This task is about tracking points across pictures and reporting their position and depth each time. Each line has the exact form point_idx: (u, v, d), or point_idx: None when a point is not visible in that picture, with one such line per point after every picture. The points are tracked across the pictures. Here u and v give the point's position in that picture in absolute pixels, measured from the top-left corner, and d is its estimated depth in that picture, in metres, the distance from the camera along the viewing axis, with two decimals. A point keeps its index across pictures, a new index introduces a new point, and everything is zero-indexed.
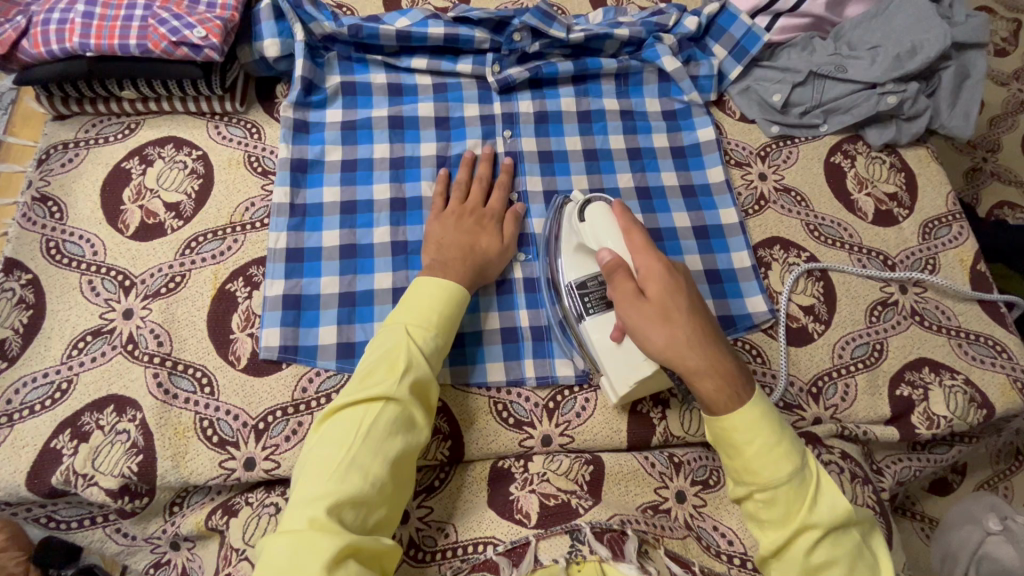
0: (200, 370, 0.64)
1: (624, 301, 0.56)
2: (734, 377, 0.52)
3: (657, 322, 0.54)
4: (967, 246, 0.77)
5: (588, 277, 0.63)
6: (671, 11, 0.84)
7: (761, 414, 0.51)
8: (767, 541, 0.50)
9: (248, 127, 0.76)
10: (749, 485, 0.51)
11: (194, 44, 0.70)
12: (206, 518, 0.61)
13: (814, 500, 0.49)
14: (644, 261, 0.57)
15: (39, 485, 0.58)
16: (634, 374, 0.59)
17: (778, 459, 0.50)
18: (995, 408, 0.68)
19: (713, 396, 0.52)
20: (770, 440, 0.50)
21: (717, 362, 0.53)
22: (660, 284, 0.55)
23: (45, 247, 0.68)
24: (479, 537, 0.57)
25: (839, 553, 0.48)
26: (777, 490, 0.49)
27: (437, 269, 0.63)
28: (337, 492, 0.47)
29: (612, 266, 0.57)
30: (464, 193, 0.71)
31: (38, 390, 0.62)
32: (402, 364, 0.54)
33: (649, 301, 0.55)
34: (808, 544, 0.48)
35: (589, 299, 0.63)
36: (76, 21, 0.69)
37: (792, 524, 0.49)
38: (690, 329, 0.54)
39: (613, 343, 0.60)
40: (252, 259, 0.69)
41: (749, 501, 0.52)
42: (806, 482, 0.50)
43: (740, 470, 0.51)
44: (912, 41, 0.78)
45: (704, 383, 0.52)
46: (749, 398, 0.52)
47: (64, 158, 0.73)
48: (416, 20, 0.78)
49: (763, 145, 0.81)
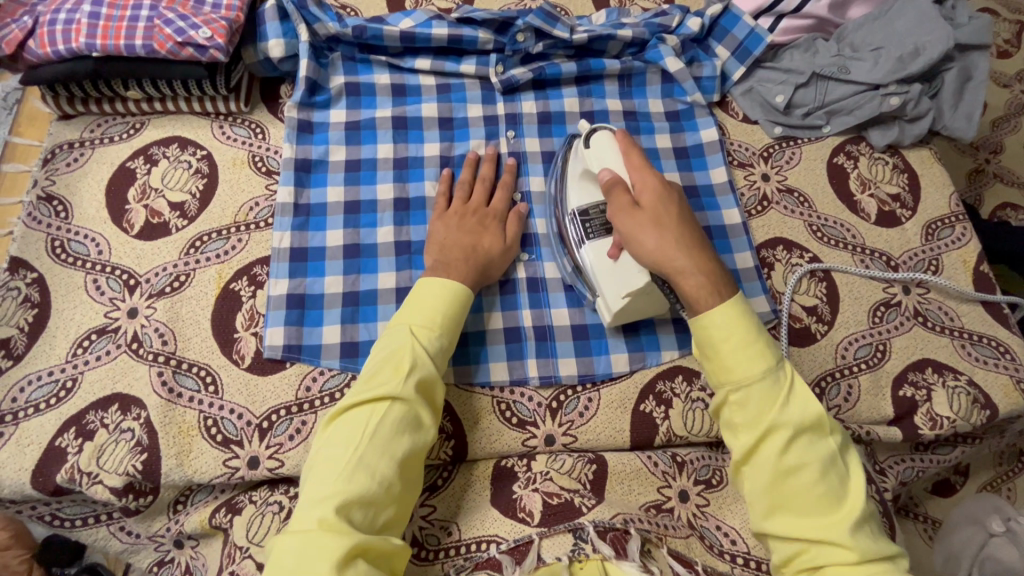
0: (204, 369, 0.64)
1: (619, 211, 0.58)
2: (717, 277, 0.55)
3: (649, 226, 0.57)
4: (970, 247, 0.77)
5: (591, 204, 0.64)
6: (674, 13, 0.84)
7: (742, 311, 0.53)
8: (738, 445, 0.51)
9: (253, 128, 0.77)
10: (722, 384, 0.52)
11: (199, 44, 0.70)
12: (209, 517, 0.61)
13: (785, 399, 0.50)
14: (640, 176, 0.59)
15: (44, 484, 0.58)
16: (625, 288, 0.60)
17: (753, 355, 0.51)
18: (999, 408, 0.68)
19: (696, 293, 0.54)
20: (748, 336, 0.52)
21: (704, 264, 0.55)
22: (654, 193, 0.58)
23: (50, 246, 0.69)
24: (482, 536, 0.57)
25: (809, 456, 0.49)
26: (749, 386, 0.50)
27: (440, 269, 0.63)
28: (344, 493, 0.48)
29: (610, 180, 0.60)
30: (467, 193, 0.72)
31: (43, 389, 0.62)
32: (407, 364, 0.54)
33: (642, 210, 0.58)
34: (779, 445, 0.49)
35: (590, 225, 0.64)
36: (83, 22, 0.69)
37: (763, 424, 0.49)
38: (680, 235, 0.56)
39: (610, 262, 0.61)
40: (256, 258, 0.70)
41: (723, 405, 0.52)
42: (780, 381, 0.51)
43: (716, 369, 0.53)
44: (915, 43, 0.78)
45: (688, 280, 0.55)
46: (731, 297, 0.54)
47: (69, 157, 0.73)
48: (420, 21, 0.78)
49: (766, 145, 0.82)
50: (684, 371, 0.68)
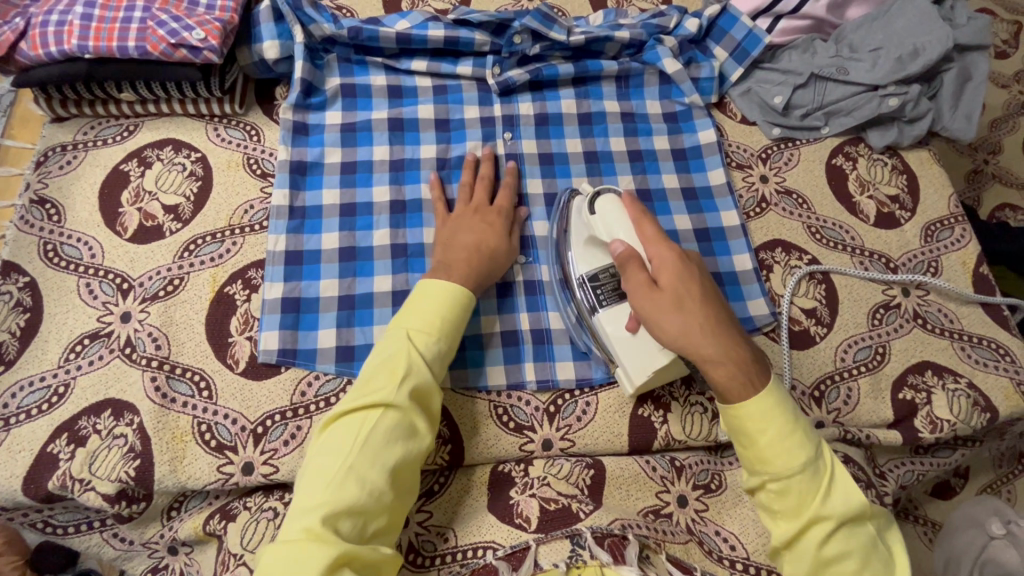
0: (198, 374, 0.63)
1: (637, 293, 0.56)
2: (747, 365, 0.53)
3: (671, 310, 0.55)
4: (969, 248, 0.77)
5: (600, 269, 0.63)
6: (672, 13, 0.83)
7: (774, 402, 0.52)
8: (779, 533, 0.51)
9: (248, 130, 0.76)
10: (761, 475, 0.51)
11: (193, 46, 0.69)
12: (204, 523, 0.60)
13: (827, 491, 0.50)
14: (656, 252, 0.57)
15: (36, 490, 0.58)
16: (650, 364, 0.59)
17: (793, 448, 0.50)
18: (999, 411, 0.68)
19: (727, 383, 0.53)
20: (786, 426, 0.51)
21: (730, 349, 0.53)
22: (673, 273, 0.56)
23: (43, 250, 0.68)
24: (479, 542, 0.57)
25: (852, 546, 0.49)
26: (791, 480, 0.50)
27: (441, 271, 0.62)
28: (333, 502, 0.47)
29: (625, 255, 0.58)
30: (468, 193, 0.71)
31: (35, 394, 0.61)
32: (402, 370, 0.54)
33: (662, 291, 0.55)
34: (820, 537, 0.49)
35: (601, 292, 0.63)
36: (75, 23, 0.68)
37: (804, 517, 0.49)
38: (704, 317, 0.54)
39: (628, 334, 0.60)
40: (251, 262, 0.69)
41: (762, 494, 0.52)
42: (820, 472, 0.50)
43: (754, 461, 0.52)
44: (913, 43, 0.77)
45: (717, 370, 0.53)
46: (762, 386, 0.52)
47: (62, 160, 0.73)
48: (416, 22, 0.78)
49: (764, 147, 0.81)
50: (682, 374, 0.67)
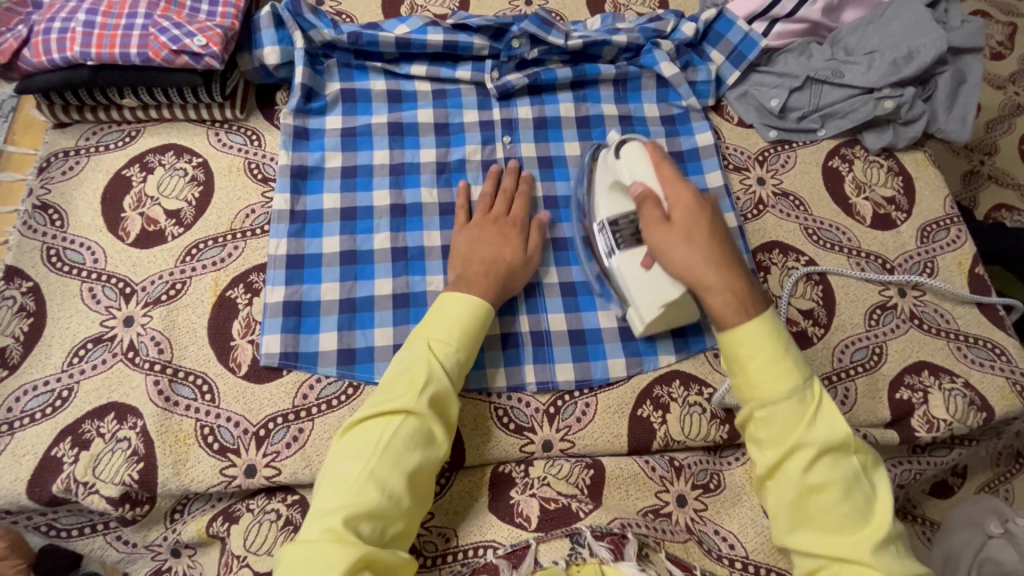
0: (200, 378, 0.64)
1: (649, 225, 0.58)
2: (746, 298, 0.54)
3: (679, 241, 0.57)
4: (965, 249, 0.77)
5: (621, 214, 0.64)
6: (669, 17, 0.84)
7: (769, 330, 0.52)
8: (763, 460, 0.51)
9: (248, 135, 0.77)
10: (749, 402, 0.52)
11: (194, 52, 0.70)
12: (206, 525, 0.61)
13: (812, 419, 0.50)
14: (673, 191, 0.59)
15: (40, 494, 0.58)
16: (660, 300, 0.60)
17: (781, 374, 0.51)
18: (995, 410, 0.68)
19: (723, 311, 0.54)
20: (776, 355, 0.51)
21: (733, 283, 0.55)
22: (686, 209, 0.58)
23: (46, 255, 0.69)
24: (479, 541, 0.57)
25: (835, 475, 0.49)
26: (776, 404, 0.51)
27: (459, 286, 0.62)
28: (352, 505, 0.48)
29: (642, 194, 0.60)
30: (488, 203, 0.71)
31: (39, 398, 0.62)
32: (422, 378, 0.54)
33: (674, 225, 0.57)
34: (803, 463, 0.49)
35: (620, 235, 0.64)
36: (77, 30, 0.69)
37: (787, 442, 0.50)
38: (710, 252, 0.56)
39: (642, 271, 0.61)
40: (252, 266, 0.69)
41: (750, 422, 0.53)
42: (807, 400, 0.51)
43: (743, 385, 0.53)
44: (908, 46, 0.78)
45: (715, 298, 0.54)
46: (759, 316, 0.53)
47: (65, 166, 0.73)
48: (415, 27, 0.78)
49: (761, 149, 0.82)
50: (681, 375, 0.68)
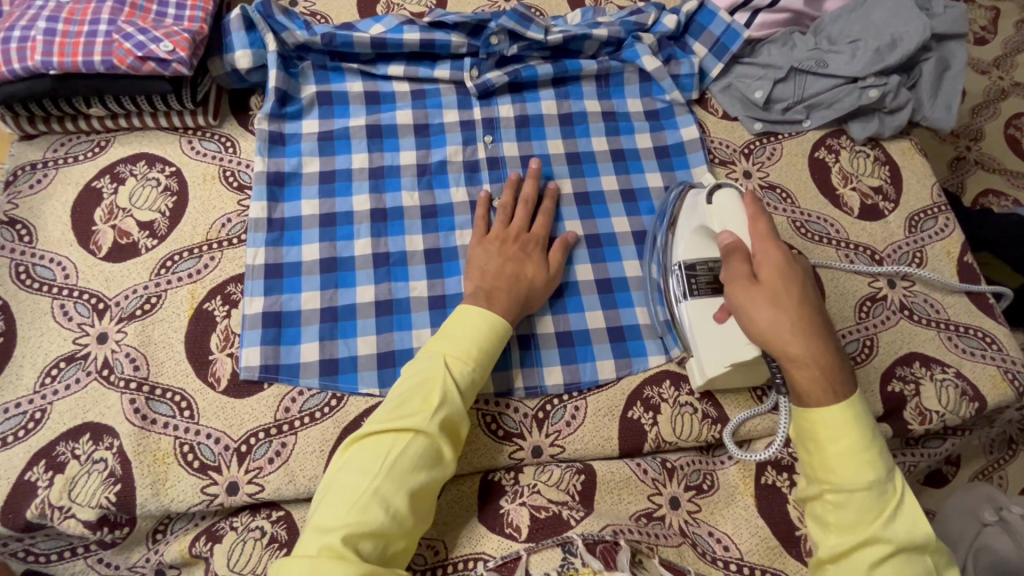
0: (178, 394, 0.62)
1: (736, 284, 0.57)
2: (834, 373, 0.52)
3: (764, 303, 0.54)
4: (954, 237, 0.77)
5: (700, 261, 0.64)
6: (650, 10, 0.83)
7: (857, 416, 0.50)
8: (829, 544, 0.50)
9: (223, 142, 0.75)
10: (822, 484, 0.51)
11: (161, 58, 0.68)
12: (189, 546, 0.59)
13: (890, 515, 0.48)
14: (763, 249, 0.57)
15: (14, 520, 0.56)
16: (731, 358, 0.60)
17: (862, 464, 0.49)
18: (988, 400, 0.68)
19: (808, 387, 0.52)
20: (859, 442, 0.50)
21: (821, 357, 0.52)
22: (776, 270, 0.55)
23: (14, 272, 0.66)
24: (469, 553, 0.55)
25: (905, 575, 0.47)
26: (853, 494, 0.49)
27: (481, 297, 0.61)
28: (355, 523, 0.46)
29: (731, 246, 0.59)
30: (508, 216, 0.70)
31: (10, 421, 0.59)
32: (437, 399, 0.53)
33: (760, 286, 0.55)
34: (873, 558, 0.47)
35: (694, 282, 0.64)
36: (37, 39, 0.66)
37: (860, 534, 0.48)
38: (800, 319, 0.53)
39: (714, 323, 0.62)
40: (230, 276, 0.68)
41: (818, 503, 0.51)
42: (886, 496, 0.49)
43: (818, 467, 0.51)
44: (891, 34, 0.77)
45: (801, 372, 0.52)
46: (846, 397, 0.51)
47: (32, 179, 0.71)
48: (390, 26, 0.77)
49: (747, 142, 0.81)
50: (671, 375, 0.67)
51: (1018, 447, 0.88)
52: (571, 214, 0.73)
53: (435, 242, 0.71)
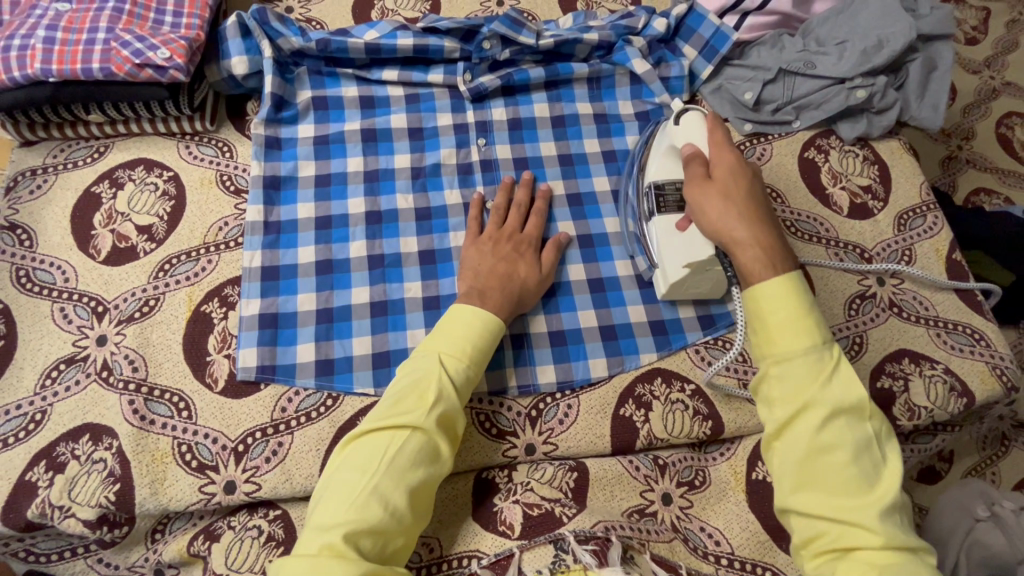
0: (176, 395, 0.63)
1: (690, 183, 0.60)
2: (774, 253, 0.55)
3: (715, 196, 0.58)
4: (942, 236, 0.77)
5: (668, 180, 0.67)
6: (641, 14, 0.84)
7: (795, 288, 0.52)
8: (774, 417, 0.50)
9: (220, 146, 0.76)
10: (766, 358, 0.52)
11: (158, 65, 0.69)
12: (188, 544, 0.60)
13: (828, 377, 0.49)
14: (717, 151, 0.61)
15: (14, 520, 0.57)
16: (686, 259, 0.62)
17: (799, 331, 0.51)
18: (976, 396, 0.69)
19: (750, 265, 0.55)
20: (797, 311, 0.51)
21: (763, 239, 0.56)
22: (727, 168, 0.59)
23: (15, 276, 0.67)
24: (465, 551, 0.56)
25: (845, 437, 0.48)
26: (792, 361, 0.50)
27: (474, 297, 0.62)
28: (353, 522, 0.47)
29: (690, 155, 0.62)
30: (501, 218, 0.71)
31: (11, 423, 0.60)
32: (432, 395, 0.54)
33: (713, 183, 0.59)
34: (815, 422, 0.48)
35: (663, 200, 0.66)
36: (37, 47, 0.67)
37: (798, 400, 0.49)
38: (747, 209, 0.57)
39: (676, 231, 0.64)
40: (227, 279, 0.69)
41: (763, 381, 0.52)
42: (824, 360, 0.50)
43: (760, 341, 0.53)
44: (878, 35, 0.78)
45: (743, 252, 0.55)
46: (785, 271, 0.53)
47: (32, 185, 0.72)
48: (384, 32, 0.78)
49: (737, 143, 0.82)
50: (662, 372, 0.68)
51: (1011, 443, 0.88)
52: (564, 215, 0.74)
53: (429, 242, 0.72)
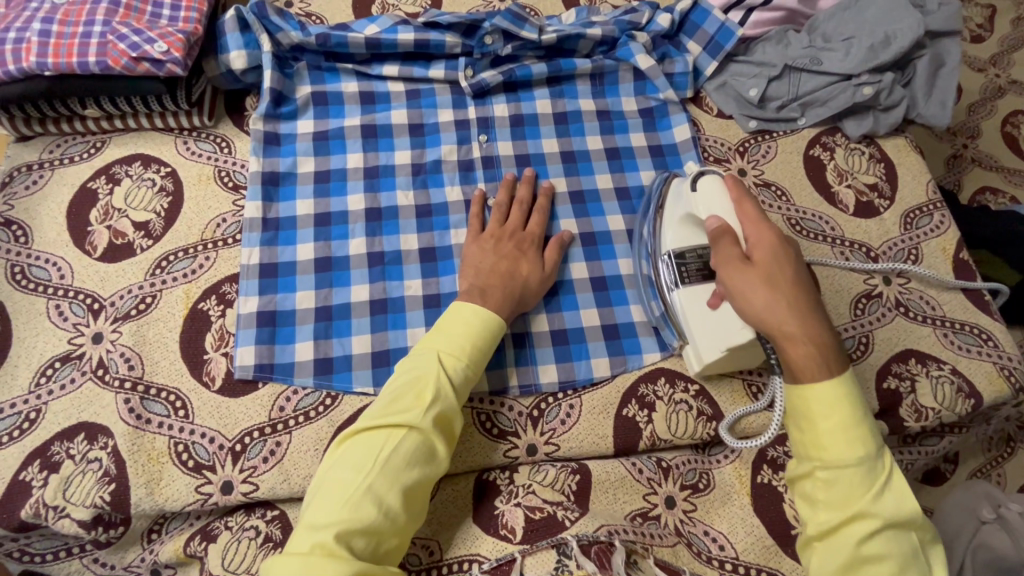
0: (173, 394, 0.62)
1: (727, 265, 0.55)
2: (828, 351, 0.51)
3: (759, 284, 0.53)
4: (949, 234, 0.77)
5: (689, 248, 0.64)
6: (644, 9, 0.83)
7: (848, 393, 0.49)
8: (817, 521, 0.48)
9: (218, 142, 0.75)
10: (812, 460, 0.49)
11: (155, 59, 0.68)
12: (184, 545, 0.59)
13: (880, 490, 0.47)
14: (756, 230, 0.55)
15: (8, 519, 0.56)
16: (724, 343, 0.59)
17: (852, 440, 0.48)
18: (984, 397, 0.68)
19: (802, 363, 0.50)
20: (849, 418, 0.49)
21: (816, 335, 0.51)
22: (768, 251, 0.54)
23: (10, 272, 0.67)
24: (464, 555, 0.55)
25: (892, 549, 0.46)
26: (843, 470, 0.48)
27: (475, 294, 0.61)
28: (346, 521, 0.46)
29: (719, 230, 0.57)
30: (503, 214, 0.70)
31: (5, 421, 0.60)
32: (430, 395, 0.53)
33: (754, 266, 0.54)
34: (861, 533, 0.46)
35: (685, 270, 0.64)
36: (33, 40, 0.66)
37: (847, 510, 0.47)
38: (795, 300, 0.52)
39: (708, 309, 0.61)
40: (225, 277, 0.68)
41: (807, 481, 0.50)
42: (877, 471, 0.48)
43: (808, 444, 0.50)
44: (885, 31, 0.77)
45: (796, 349, 0.51)
46: (840, 373, 0.50)
47: (28, 180, 0.71)
48: (385, 26, 0.77)
49: (741, 140, 0.81)
50: (665, 373, 0.67)
51: (1017, 445, 0.87)
52: (566, 213, 0.73)
53: (430, 240, 0.71)
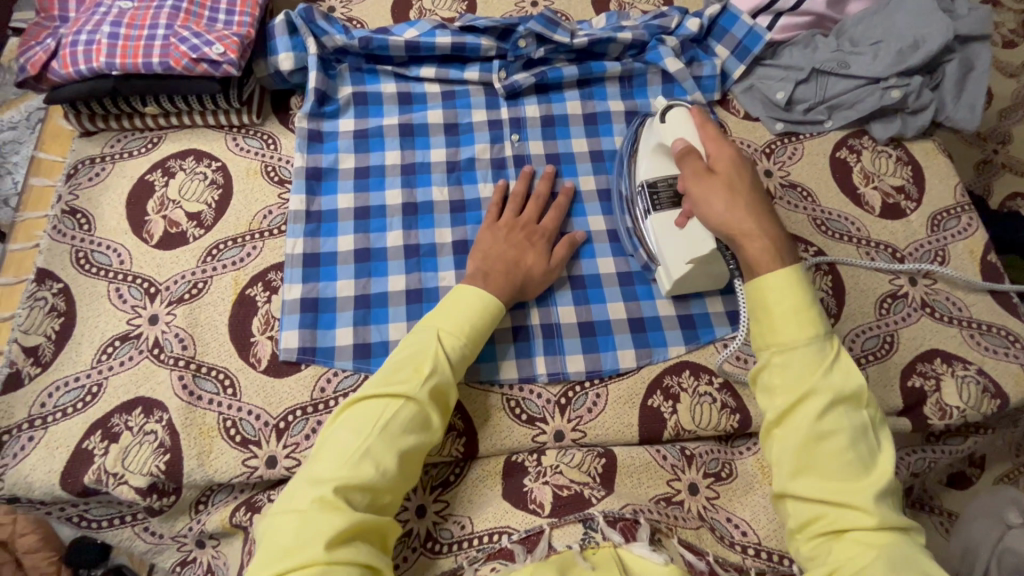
0: (222, 373, 0.66)
1: (693, 176, 0.60)
2: (781, 245, 0.55)
3: (721, 191, 0.58)
4: (977, 237, 0.77)
5: (660, 178, 0.68)
6: (674, 14, 0.85)
7: (799, 280, 0.53)
8: (773, 407, 0.51)
9: (265, 139, 0.79)
10: (768, 347, 0.53)
11: (213, 60, 0.72)
12: (230, 515, 0.63)
13: (830, 367, 0.51)
14: (716, 146, 0.61)
15: (72, 485, 0.61)
16: (690, 254, 0.63)
17: (802, 322, 0.52)
18: (1010, 397, 0.68)
19: (759, 256, 0.55)
20: (801, 303, 0.52)
21: (771, 231, 0.56)
22: (728, 161, 0.59)
23: (75, 257, 0.71)
24: (493, 527, 0.59)
25: (843, 424, 0.49)
26: (795, 350, 0.51)
27: (479, 278, 0.64)
28: (346, 477, 0.49)
29: (684, 149, 0.62)
30: (519, 207, 0.73)
31: (70, 394, 0.64)
32: (428, 368, 0.56)
33: (716, 175, 0.59)
34: (814, 411, 0.49)
35: (657, 198, 0.67)
36: (102, 42, 0.72)
37: (801, 388, 0.50)
38: (752, 204, 0.58)
39: (675, 228, 0.65)
40: (270, 265, 0.72)
41: (763, 370, 0.53)
42: (825, 350, 0.51)
43: (763, 331, 0.53)
44: (914, 36, 0.78)
45: (754, 244, 0.56)
46: (794, 264, 0.54)
47: (91, 172, 0.76)
48: (424, 30, 0.80)
49: (768, 142, 0.82)
50: (690, 366, 0.69)
51: None
52: (593, 209, 0.76)
53: (463, 233, 0.74)
